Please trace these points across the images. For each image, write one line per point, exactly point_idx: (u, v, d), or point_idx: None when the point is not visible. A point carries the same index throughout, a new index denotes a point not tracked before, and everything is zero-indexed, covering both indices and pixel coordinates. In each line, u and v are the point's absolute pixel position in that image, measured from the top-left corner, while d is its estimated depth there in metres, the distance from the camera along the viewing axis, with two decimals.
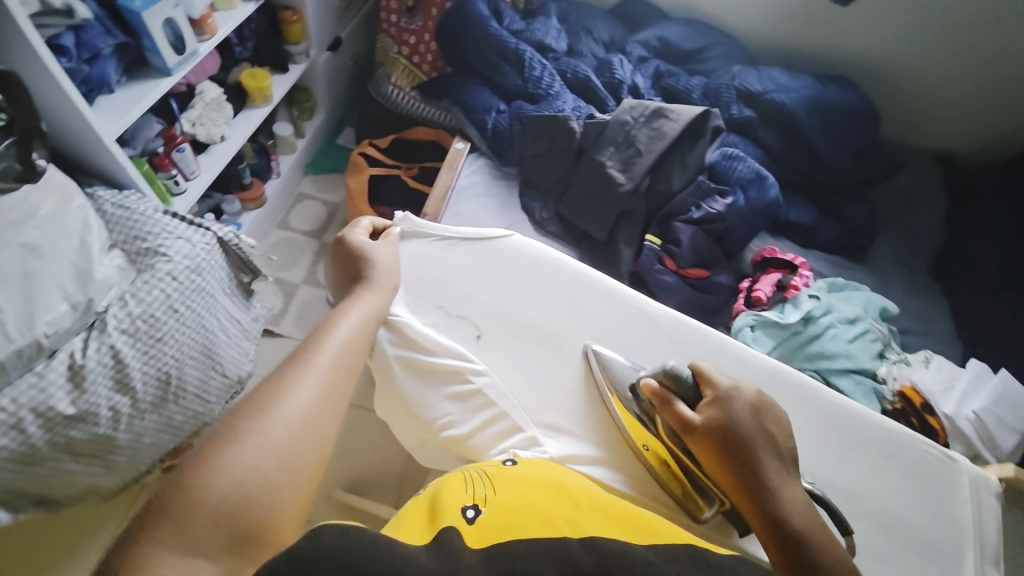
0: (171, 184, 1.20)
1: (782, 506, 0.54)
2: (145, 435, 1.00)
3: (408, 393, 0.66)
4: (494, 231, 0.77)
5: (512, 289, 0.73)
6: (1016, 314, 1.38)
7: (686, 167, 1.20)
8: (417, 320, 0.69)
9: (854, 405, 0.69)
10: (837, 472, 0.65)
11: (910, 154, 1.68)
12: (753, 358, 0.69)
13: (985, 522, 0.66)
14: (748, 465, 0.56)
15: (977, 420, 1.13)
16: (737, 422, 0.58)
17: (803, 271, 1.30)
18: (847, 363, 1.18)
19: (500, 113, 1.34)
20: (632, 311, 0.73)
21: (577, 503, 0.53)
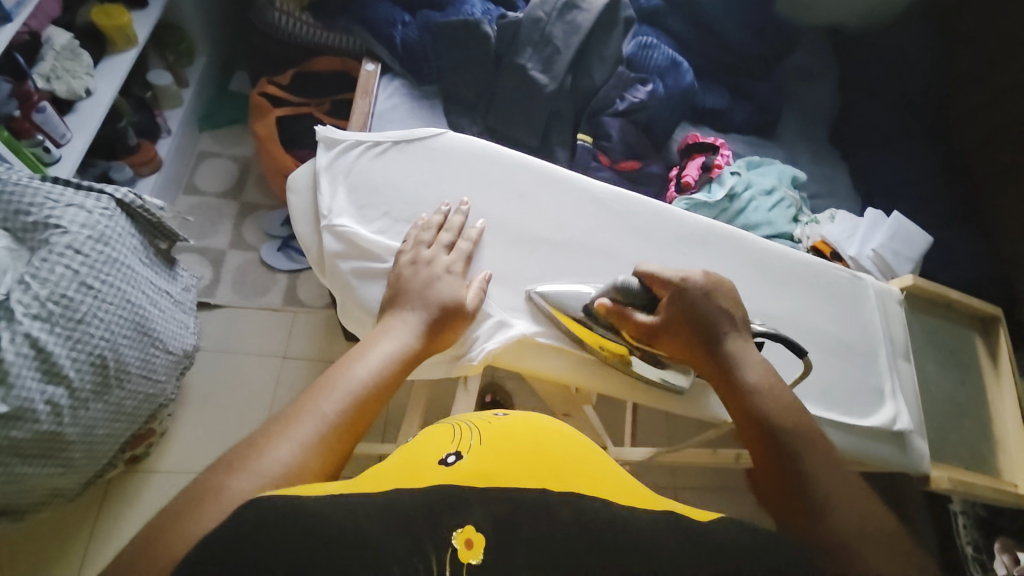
0: (41, 152, 1.03)
1: (738, 368, 0.60)
2: (98, 426, 0.94)
3: (370, 304, 0.64)
4: (424, 130, 0.73)
5: (452, 185, 0.70)
6: (901, 163, 1.56)
7: (605, 59, 1.20)
8: (365, 228, 0.67)
9: (783, 247, 0.73)
10: (774, 303, 0.70)
11: (804, 29, 1.77)
12: (691, 218, 0.72)
13: (893, 325, 0.74)
14: (704, 335, 0.61)
15: (876, 256, 1.30)
16: (691, 306, 0.62)
17: (724, 151, 1.39)
18: (769, 230, 1.31)
19: (406, 25, 1.24)
20: (575, 191, 0.73)
21: (569, 472, 0.43)
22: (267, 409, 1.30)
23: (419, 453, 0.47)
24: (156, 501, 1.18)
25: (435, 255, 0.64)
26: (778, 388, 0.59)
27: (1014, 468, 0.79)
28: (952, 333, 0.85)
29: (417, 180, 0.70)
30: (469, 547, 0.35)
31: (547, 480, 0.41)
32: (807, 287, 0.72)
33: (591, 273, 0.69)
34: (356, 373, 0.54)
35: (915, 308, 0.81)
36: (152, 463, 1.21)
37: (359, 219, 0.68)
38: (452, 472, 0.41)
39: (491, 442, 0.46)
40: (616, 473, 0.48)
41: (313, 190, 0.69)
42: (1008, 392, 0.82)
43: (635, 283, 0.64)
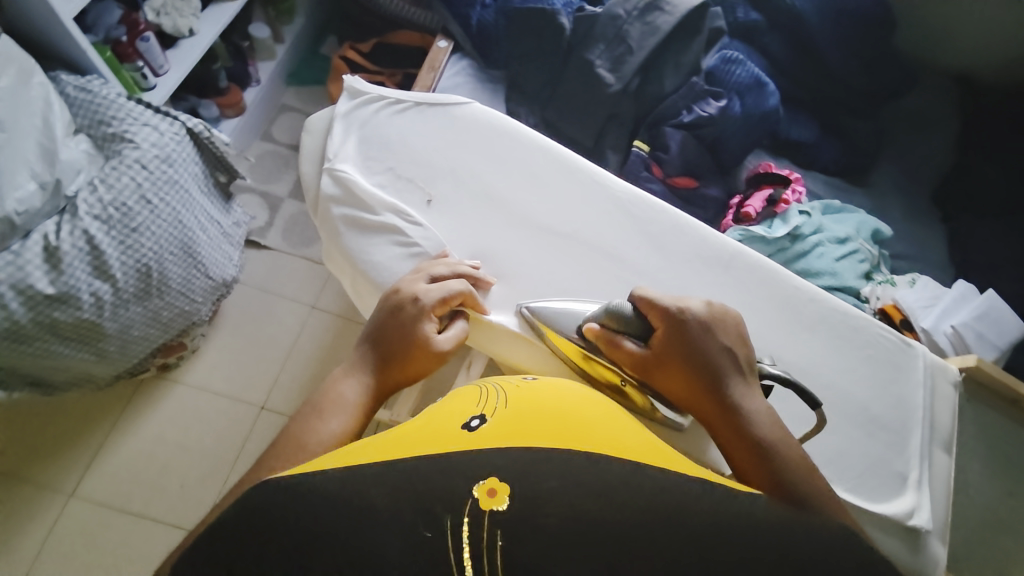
0: (139, 77, 1.15)
1: (747, 419, 0.51)
2: (133, 328, 1.03)
3: (352, 253, 0.64)
4: (452, 97, 0.72)
5: (465, 155, 0.69)
6: (1010, 239, 1.36)
7: (679, 67, 1.14)
8: (366, 180, 0.67)
9: (812, 288, 0.64)
10: (786, 349, 0.62)
11: (926, 72, 1.58)
12: (710, 237, 0.65)
13: (938, 407, 0.63)
14: (708, 383, 0.53)
15: (954, 334, 1.13)
16: (692, 342, 0.54)
17: (796, 186, 1.27)
18: (831, 281, 1.18)
19: (485, 7, 1.25)
20: (592, 186, 0.68)
21: (593, 434, 0.43)
22: (286, 352, 1.37)
23: (443, 415, 0.48)
24: (175, 410, 1.28)
25: (413, 280, 0.59)
26: (793, 445, 0.50)
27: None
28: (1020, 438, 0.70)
29: (429, 142, 0.70)
30: (491, 495, 0.37)
31: (574, 441, 0.42)
32: (832, 343, 0.63)
33: (584, 269, 0.65)
34: (325, 428, 0.50)
35: (974, 397, 0.68)
36: (177, 375, 1.31)
37: (362, 169, 0.68)
38: (477, 438, 0.42)
39: (514, 406, 0.46)
40: (647, 439, 0.46)
41: (327, 134, 0.71)
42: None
43: (629, 308, 0.57)
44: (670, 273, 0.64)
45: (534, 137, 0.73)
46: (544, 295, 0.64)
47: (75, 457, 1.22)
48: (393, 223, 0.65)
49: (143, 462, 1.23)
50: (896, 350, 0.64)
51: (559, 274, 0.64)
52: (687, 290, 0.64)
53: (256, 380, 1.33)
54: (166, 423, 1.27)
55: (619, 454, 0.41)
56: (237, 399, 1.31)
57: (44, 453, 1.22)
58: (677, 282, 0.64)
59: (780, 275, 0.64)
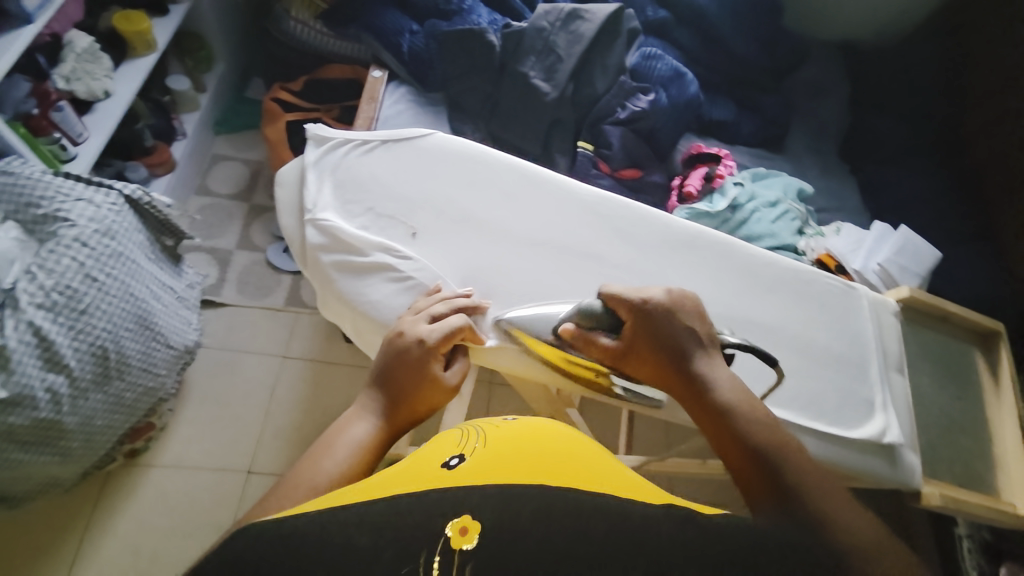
0: (57, 149, 1.08)
1: (713, 389, 0.56)
2: (97, 416, 0.97)
3: (349, 296, 0.65)
4: (414, 130, 0.74)
5: (437, 184, 0.71)
6: (909, 181, 1.56)
7: (607, 68, 1.22)
8: (348, 223, 0.68)
9: (773, 254, 0.72)
10: (758, 311, 0.69)
11: (815, 44, 1.77)
12: (676, 224, 0.71)
13: (889, 338, 0.72)
14: (674, 363, 0.58)
15: (881, 270, 1.27)
16: (655, 328, 0.59)
17: (727, 161, 1.38)
18: (772, 241, 1.30)
19: (414, 33, 1.26)
20: (562, 194, 0.72)
21: (563, 465, 0.48)
22: (264, 408, 1.32)
23: (424, 458, 0.51)
24: (154, 496, 1.21)
25: (415, 322, 0.61)
26: (754, 406, 0.55)
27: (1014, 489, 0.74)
28: (951, 345, 0.81)
29: (400, 177, 0.71)
30: (462, 533, 0.39)
31: (544, 476, 0.46)
32: (797, 300, 0.71)
33: (571, 270, 0.69)
34: (323, 466, 0.50)
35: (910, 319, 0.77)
36: (149, 457, 1.24)
37: (342, 213, 0.69)
38: (455, 475, 0.46)
39: (491, 444, 0.51)
40: (611, 468, 0.52)
41: (300, 183, 0.71)
42: (1008, 410, 0.77)
43: (599, 305, 0.61)
44: (649, 262, 0.69)
45: (498, 157, 0.76)
46: (542, 299, 0.67)
47: (52, 569, 1.12)
48: (384, 261, 0.66)
49: (130, 556, 1.15)
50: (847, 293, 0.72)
51: (549, 282, 0.68)
52: (663, 274, 0.69)
53: (239, 442, 1.28)
54: (146, 512, 1.19)
55: (583, 487, 0.45)
56: (221, 467, 1.25)
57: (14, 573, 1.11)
58: (656, 269, 0.69)
59: (741, 246, 0.71)
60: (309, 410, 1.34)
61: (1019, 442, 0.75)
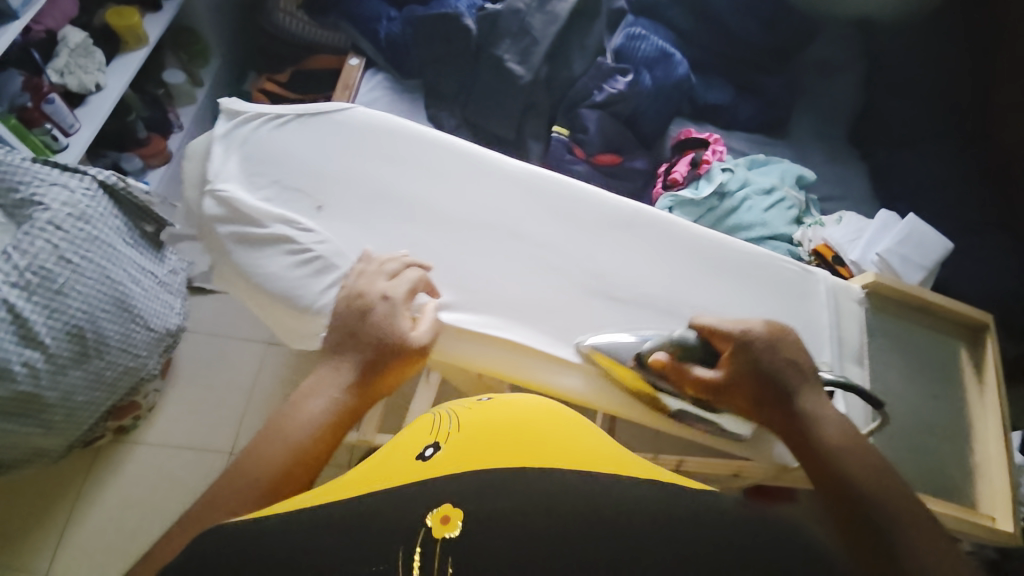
0: (49, 139, 1.13)
1: (818, 426, 0.56)
2: (77, 392, 1.02)
3: (244, 268, 0.63)
4: (334, 104, 0.71)
5: (350, 159, 0.68)
6: (926, 169, 1.46)
7: (585, 49, 1.18)
8: (250, 195, 0.65)
9: (710, 232, 0.69)
10: (687, 295, 0.67)
11: (827, 23, 1.66)
12: (604, 203, 0.70)
13: (844, 324, 0.67)
14: (775, 396, 0.58)
15: (882, 261, 1.18)
16: (757, 361, 0.59)
17: (717, 147, 1.31)
18: (762, 231, 1.24)
19: (391, 20, 1.25)
20: (485, 170, 0.70)
21: (550, 444, 0.44)
22: (247, 392, 1.35)
23: (399, 450, 0.48)
24: (139, 472, 1.25)
25: (376, 280, 0.60)
26: (862, 446, 0.54)
27: (993, 502, 0.66)
28: (932, 339, 0.73)
29: (313, 151, 0.68)
30: (444, 523, 0.36)
31: (525, 458, 0.41)
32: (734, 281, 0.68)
33: (491, 250, 0.67)
34: (291, 441, 0.49)
35: (881, 309, 0.71)
36: (137, 435, 1.28)
37: (246, 185, 0.67)
38: (426, 466, 0.42)
39: (468, 427, 0.47)
40: (607, 449, 0.47)
41: (204, 157, 0.68)
42: (992, 412, 0.70)
43: (692, 335, 0.62)
44: (577, 241, 0.68)
45: (421, 130, 0.72)
46: (451, 280, 0.65)
47: (44, 538, 1.18)
48: (283, 233, 0.63)
49: (117, 526, 1.20)
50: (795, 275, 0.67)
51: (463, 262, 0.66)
52: (588, 254, 0.68)
53: (223, 423, 1.32)
54: (129, 487, 1.23)
55: (568, 469, 0.40)
56: (204, 448, 1.29)
57: (9, 541, 1.17)
58: (583, 248, 0.68)
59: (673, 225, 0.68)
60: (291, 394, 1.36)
61: (1002, 449, 0.67)
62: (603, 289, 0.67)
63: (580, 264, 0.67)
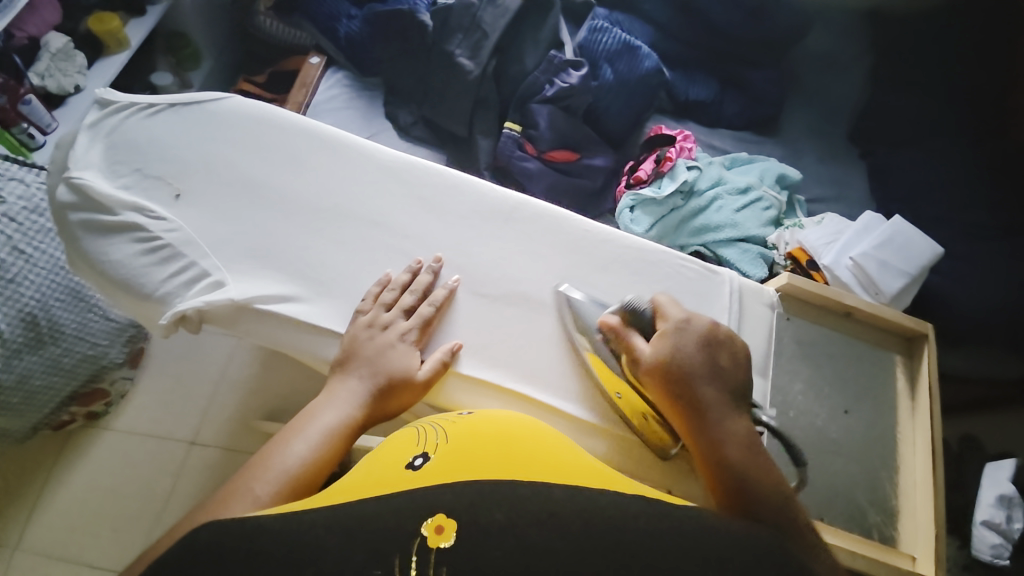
0: (26, 138, 1.22)
1: (723, 438, 0.53)
2: (34, 376, 1.07)
3: (91, 255, 0.62)
4: (209, 94, 0.70)
5: (218, 147, 0.67)
6: (942, 162, 1.27)
7: (538, 43, 1.17)
8: (108, 183, 0.64)
9: (601, 228, 0.70)
10: (573, 290, 0.66)
11: (836, 10, 1.50)
12: (486, 196, 0.69)
13: (743, 327, 0.66)
14: (692, 398, 0.55)
15: (856, 267, 1.08)
16: (684, 351, 0.57)
17: (685, 145, 1.22)
18: (732, 233, 1.15)
19: (351, 18, 1.26)
20: (360, 159, 0.69)
21: (540, 467, 0.47)
22: (215, 383, 1.32)
23: (384, 459, 0.51)
24: (107, 457, 1.25)
25: (393, 320, 0.61)
26: (756, 459, 0.52)
27: (915, 539, 0.63)
28: (862, 354, 0.71)
29: (180, 139, 0.67)
30: (439, 533, 0.38)
31: (513, 473, 0.45)
32: (625, 276, 0.68)
33: (352, 243, 0.65)
34: (293, 450, 0.51)
35: (799, 314, 0.71)
36: (109, 421, 1.28)
37: (106, 174, 0.65)
38: (421, 474, 0.46)
39: (455, 440, 0.51)
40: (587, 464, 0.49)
41: (70, 147, 0.67)
42: (921, 434, 0.67)
43: (646, 310, 0.61)
44: (449, 232, 0.67)
45: (299, 118, 0.70)
46: (301, 270, 0.63)
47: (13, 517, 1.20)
48: (134, 221, 0.62)
49: (78, 508, 1.20)
50: (685, 274, 0.68)
51: (322, 256, 0.64)
52: (464, 245, 0.67)
53: (186, 414, 1.29)
54: (101, 470, 1.23)
55: (562, 484, 0.44)
56: (169, 436, 1.27)
57: None
58: (454, 239, 0.67)
59: (558, 219, 0.69)
60: (257, 390, 1.32)
61: (929, 475, 0.64)
62: (469, 283, 0.65)
63: (446, 256, 0.66)
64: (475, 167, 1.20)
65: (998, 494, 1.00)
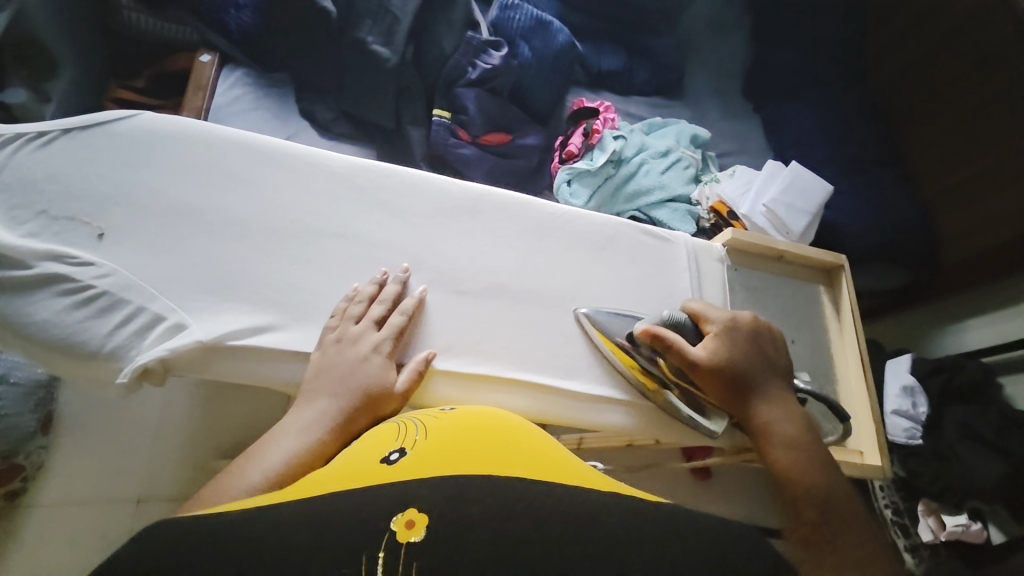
0: None
1: (779, 423, 0.64)
2: None
3: (6, 318, 0.53)
4: (114, 112, 0.61)
5: (139, 174, 0.59)
6: (826, 109, 1.43)
7: (453, 25, 1.14)
8: (9, 231, 0.55)
9: (564, 210, 0.72)
10: (552, 275, 0.69)
11: None
12: (450, 191, 0.68)
13: (704, 283, 0.75)
14: (750, 386, 0.65)
15: (769, 212, 1.21)
16: (734, 347, 0.66)
17: (608, 115, 1.27)
18: (661, 194, 1.23)
19: (241, 8, 1.13)
20: (306, 168, 0.64)
21: (538, 466, 0.46)
22: (151, 433, 1.18)
23: (361, 451, 0.49)
24: (40, 539, 1.08)
25: (363, 332, 0.59)
26: (806, 439, 0.65)
27: (860, 437, 0.76)
28: (798, 290, 0.82)
29: (91, 170, 0.59)
30: (409, 528, 0.37)
31: (502, 467, 0.44)
32: (592, 253, 0.72)
33: (321, 260, 0.62)
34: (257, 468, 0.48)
35: (744, 264, 0.79)
36: (29, 498, 1.10)
37: (3, 221, 0.56)
38: (399, 469, 0.44)
39: (434, 435, 0.49)
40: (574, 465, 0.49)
41: None
42: (850, 348, 0.79)
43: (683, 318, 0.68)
44: (416, 234, 0.66)
45: (227, 130, 0.64)
46: (273, 296, 0.59)
47: None
48: (53, 272, 0.54)
49: None
50: (642, 246, 0.74)
51: (296, 278, 0.61)
52: (438, 244, 0.67)
53: (127, 471, 1.15)
54: (36, 555, 1.07)
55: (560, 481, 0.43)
56: (111, 499, 1.13)
57: None
58: (424, 240, 0.66)
59: (523, 206, 0.71)
60: (206, 430, 1.20)
61: (862, 382, 0.77)
62: (448, 283, 0.65)
63: (425, 258, 0.66)
64: (410, 159, 1.18)
65: (901, 385, 1.19)
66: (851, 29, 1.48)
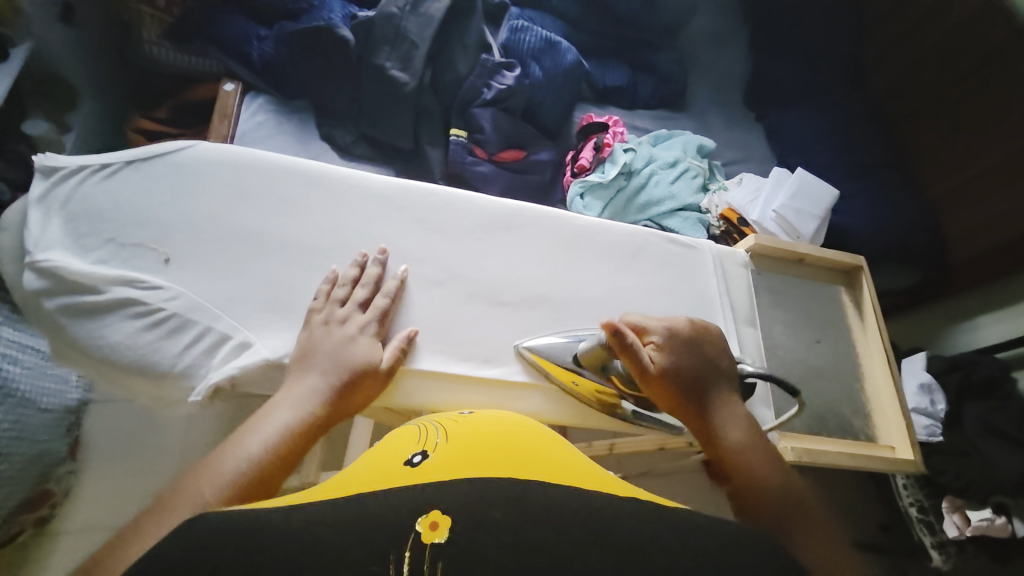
0: None
1: (725, 429, 0.60)
2: None
3: (82, 341, 0.57)
4: (171, 144, 0.66)
5: (197, 202, 0.63)
6: (826, 116, 1.47)
7: (467, 48, 1.19)
8: (81, 259, 0.59)
9: (592, 221, 0.75)
10: (586, 284, 0.72)
11: None
12: (484, 207, 0.71)
13: (732, 288, 0.77)
14: (696, 391, 0.61)
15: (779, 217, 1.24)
16: (676, 354, 0.63)
17: (617, 129, 1.31)
18: (672, 204, 1.26)
19: (263, 40, 1.17)
20: (348, 189, 0.68)
21: (560, 469, 0.44)
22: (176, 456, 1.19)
23: (381, 459, 0.47)
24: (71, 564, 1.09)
25: (349, 314, 0.61)
26: (756, 442, 0.60)
27: (890, 433, 0.78)
28: (818, 291, 0.85)
29: (152, 200, 0.63)
30: (434, 528, 0.32)
31: (523, 469, 0.42)
32: (621, 261, 0.74)
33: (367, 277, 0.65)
34: (245, 447, 0.49)
35: (766, 268, 0.82)
36: (61, 524, 1.11)
37: (76, 250, 0.60)
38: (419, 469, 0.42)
39: (456, 439, 0.48)
40: (593, 471, 0.47)
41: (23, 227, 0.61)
42: (875, 347, 0.81)
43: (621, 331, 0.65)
44: (454, 249, 0.69)
45: (272, 156, 0.67)
46: None
47: None
48: (125, 296, 0.58)
49: None
50: (667, 255, 0.76)
51: None
52: (476, 258, 0.69)
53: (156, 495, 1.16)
54: None
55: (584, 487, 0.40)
56: None
57: None
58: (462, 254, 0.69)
59: (553, 219, 0.74)
60: None
61: (889, 379, 0.79)
62: (486, 295, 0.68)
63: (465, 271, 0.68)
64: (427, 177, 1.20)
65: (919, 383, 1.22)
66: (845, 39, 1.53)
